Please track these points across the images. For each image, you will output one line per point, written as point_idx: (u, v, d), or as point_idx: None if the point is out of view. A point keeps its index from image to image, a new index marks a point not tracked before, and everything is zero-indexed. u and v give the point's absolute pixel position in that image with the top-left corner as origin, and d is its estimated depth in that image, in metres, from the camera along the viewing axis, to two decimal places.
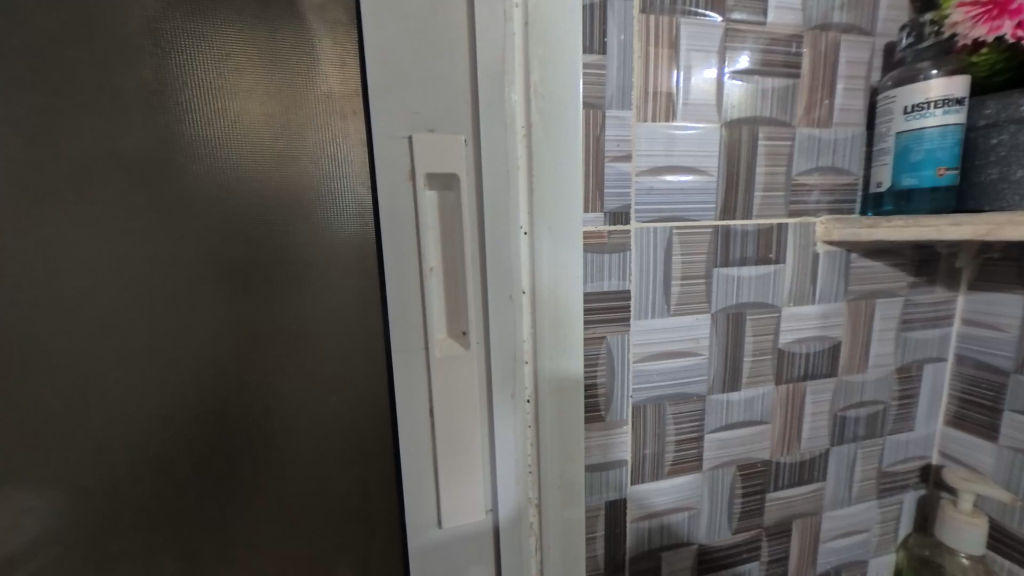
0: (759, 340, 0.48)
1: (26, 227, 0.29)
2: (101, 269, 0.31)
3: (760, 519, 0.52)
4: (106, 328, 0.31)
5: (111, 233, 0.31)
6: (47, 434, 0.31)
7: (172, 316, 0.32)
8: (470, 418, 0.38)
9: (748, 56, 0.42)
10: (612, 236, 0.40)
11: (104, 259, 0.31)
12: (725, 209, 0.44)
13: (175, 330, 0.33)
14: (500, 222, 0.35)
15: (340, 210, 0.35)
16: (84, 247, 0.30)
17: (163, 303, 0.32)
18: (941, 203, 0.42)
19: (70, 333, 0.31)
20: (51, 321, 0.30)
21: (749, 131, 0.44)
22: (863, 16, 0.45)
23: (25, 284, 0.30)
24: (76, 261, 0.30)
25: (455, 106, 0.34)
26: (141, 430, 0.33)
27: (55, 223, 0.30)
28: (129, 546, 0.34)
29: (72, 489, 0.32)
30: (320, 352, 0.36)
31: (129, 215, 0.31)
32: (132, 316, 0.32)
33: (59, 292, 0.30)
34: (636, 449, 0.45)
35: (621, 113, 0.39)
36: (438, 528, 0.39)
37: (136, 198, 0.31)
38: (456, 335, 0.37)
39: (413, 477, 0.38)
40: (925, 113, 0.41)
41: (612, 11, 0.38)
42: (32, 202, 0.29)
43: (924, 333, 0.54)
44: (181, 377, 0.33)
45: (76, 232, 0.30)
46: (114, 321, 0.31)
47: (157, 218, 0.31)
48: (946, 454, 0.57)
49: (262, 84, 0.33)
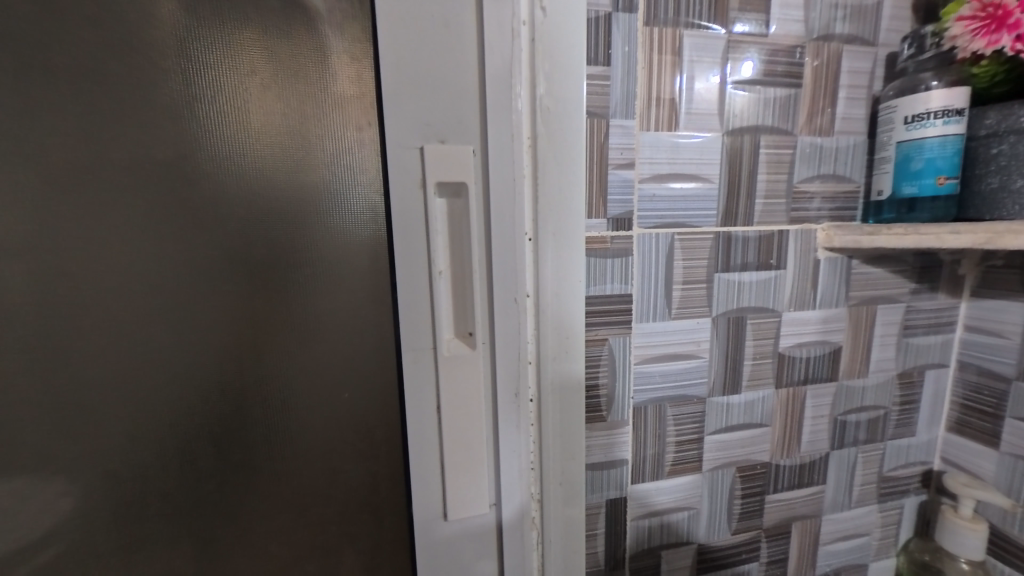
0: (760, 345, 0.48)
1: (59, 229, 0.31)
2: (128, 271, 0.33)
3: (759, 520, 0.53)
4: (130, 326, 0.33)
5: (137, 236, 0.32)
6: (80, 425, 0.33)
7: (193, 314, 0.34)
8: (476, 417, 0.39)
9: (751, 65, 0.43)
10: (614, 241, 0.42)
11: (129, 260, 0.33)
12: (727, 217, 0.45)
13: (195, 328, 0.34)
14: (506, 227, 0.36)
15: (352, 214, 0.37)
16: (112, 249, 0.32)
17: (185, 302, 0.34)
18: (941, 211, 0.43)
19: (96, 330, 0.33)
20: (79, 318, 0.32)
21: (751, 140, 0.44)
22: (865, 27, 0.45)
23: (58, 283, 0.32)
24: (103, 262, 0.32)
25: (464, 116, 0.35)
26: (166, 422, 0.35)
27: (86, 225, 0.32)
28: (152, 531, 0.36)
29: (103, 476, 0.34)
30: (334, 351, 0.38)
31: (154, 218, 0.33)
32: (157, 314, 0.34)
33: (85, 290, 0.32)
34: (638, 449, 0.46)
35: (624, 122, 0.41)
36: (444, 520, 0.40)
37: (162, 203, 0.33)
38: (462, 335, 0.38)
39: (421, 471, 0.39)
40: (926, 123, 0.41)
41: (617, 24, 0.39)
42: (64, 206, 0.31)
43: (926, 340, 0.54)
44: (202, 373, 0.35)
45: (106, 235, 0.32)
46: (140, 319, 0.33)
47: (183, 222, 0.33)
48: (947, 459, 0.58)
49: (281, 95, 0.34)
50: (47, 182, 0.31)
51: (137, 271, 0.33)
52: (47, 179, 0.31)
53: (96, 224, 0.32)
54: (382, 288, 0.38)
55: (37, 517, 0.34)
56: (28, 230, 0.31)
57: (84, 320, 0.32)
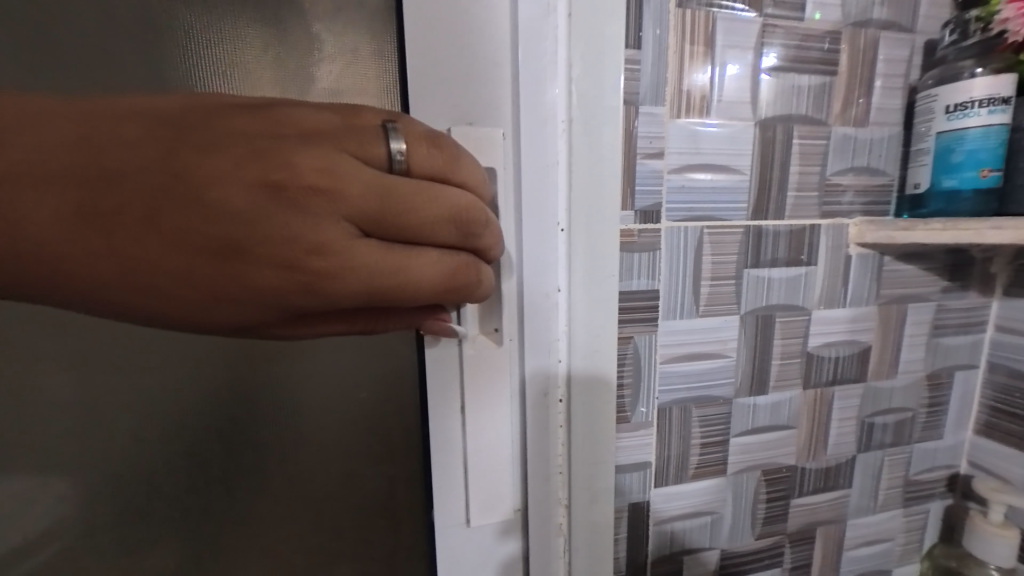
0: (788, 344, 0.47)
1: (278, 139, 0.23)
2: (263, 190, 0.23)
3: (783, 525, 0.51)
4: (361, 286, 0.24)
5: (260, 146, 0.23)
6: (81, 453, 0.38)
7: (264, 251, 0.23)
8: (499, 418, 0.37)
9: (776, 55, 0.41)
10: (642, 235, 0.40)
11: (232, 171, 0.23)
12: (757, 210, 0.43)
13: (320, 281, 0.24)
14: (539, 217, 0.34)
15: (475, 160, 0.28)
16: (207, 161, 0.23)
17: (263, 239, 0.23)
18: (982, 206, 0.41)
19: (337, 286, 0.24)
20: (302, 263, 0.23)
21: (783, 130, 0.43)
22: (904, 13, 0.43)
23: (320, 221, 0.23)
24: (174, 162, 0.22)
25: (494, 98, 0.33)
26: (166, 444, 0.39)
27: (271, 135, 0.24)
28: (150, 527, 0.40)
29: (106, 495, 0.39)
30: (422, 317, 0.31)
31: (400, 159, 0.25)
32: (215, 244, 0.23)
33: (367, 235, 0.25)
34: (661, 451, 0.44)
35: (654, 109, 0.39)
36: (466, 526, 0.38)
37: (264, 105, 0.25)
38: (488, 333, 0.36)
39: (442, 473, 0.37)
40: (968, 112, 0.40)
41: (648, 6, 0.37)
42: (277, 112, 0.24)
43: (955, 340, 0.53)
44: (274, 324, 0.25)
45: (185, 124, 0.23)
46: (195, 245, 0.23)
47: (301, 145, 0.23)
48: (974, 463, 0.56)
49: (274, 77, 0.37)
50: (316, 107, 0.25)
51: (190, 181, 0.22)
52: (310, 102, 0.25)
53: (360, 151, 0.25)
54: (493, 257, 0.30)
55: (46, 501, 0.39)
56: (318, 150, 0.23)
57: (332, 267, 0.24)
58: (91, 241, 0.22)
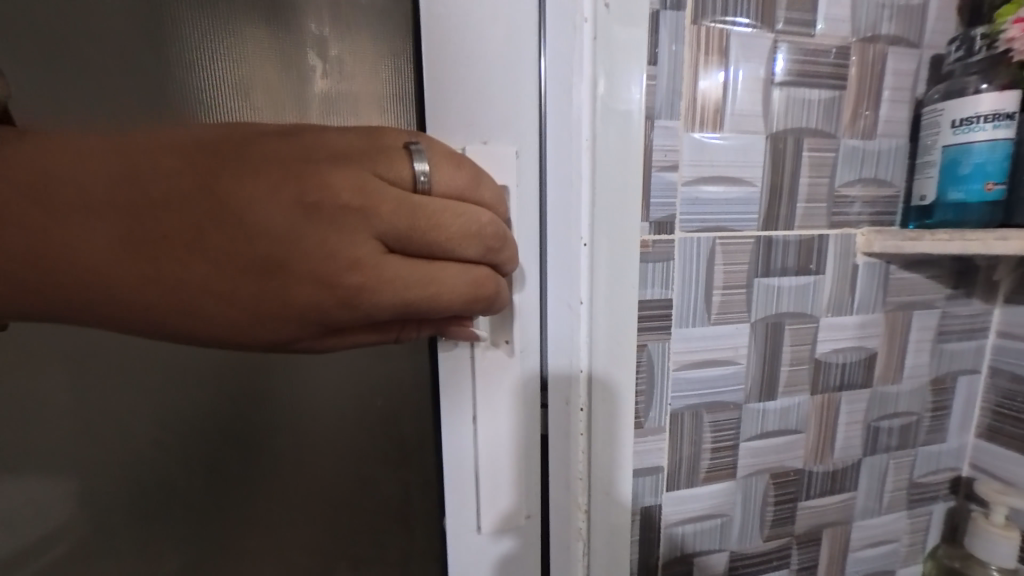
0: (797, 350, 0.48)
1: (310, 162, 0.25)
2: (300, 211, 0.24)
3: (791, 527, 0.52)
4: (392, 297, 0.26)
5: (294, 170, 0.25)
6: (98, 466, 0.39)
7: (303, 268, 0.25)
8: (509, 424, 0.39)
9: (783, 57, 0.42)
10: (656, 244, 0.41)
11: (270, 194, 0.24)
12: (768, 219, 0.44)
13: (355, 294, 0.25)
14: (565, 228, 0.36)
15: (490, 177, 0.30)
16: (246, 185, 0.24)
17: (302, 256, 0.25)
18: (987, 217, 0.42)
19: (370, 298, 0.26)
20: (336, 278, 0.25)
21: (794, 141, 0.44)
22: (912, 27, 0.44)
23: (354, 237, 0.25)
24: (215, 186, 0.24)
25: (511, 120, 0.36)
26: (181, 454, 0.40)
27: (303, 158, 0.25)
28: (164, 534, 0.41)
29: (119, 505, 0.40)
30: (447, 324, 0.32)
31: (424, 179, 0.27)
32: (257, 263, 0.25)
33: (396, 250, 0.27)
34: (673, 454, 0.45)
35: (669, 123, 0.40)
36: (479, 531, 0.41)
37: (295, 130, 0.26)
38: (500, 343, 0.38)
39: (455, 478, 0.40)
40: (974, 127, 0.41)
41: (665, 22, 0.38)
42: (306, 136, 0.26)
43: (959, 345, 0.54)
44: (307, 339, 0.27)
45: (219, 149, 0.25)
46: (238, 264, 0.24)
47: (332, 167, 0.25)
48: (978, 466, 0.57)
49: (282, 74, 0.39)
50: (343, 131, 0.27)
51: (232, 204, 0.24)
52: (336, 128, 0.27)
53: (386, 172, 0.27)
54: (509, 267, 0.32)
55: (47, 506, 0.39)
56: (348, 172, 0.25)
57: (366, 280, 0.25)
58: (138, 263, 0.24)
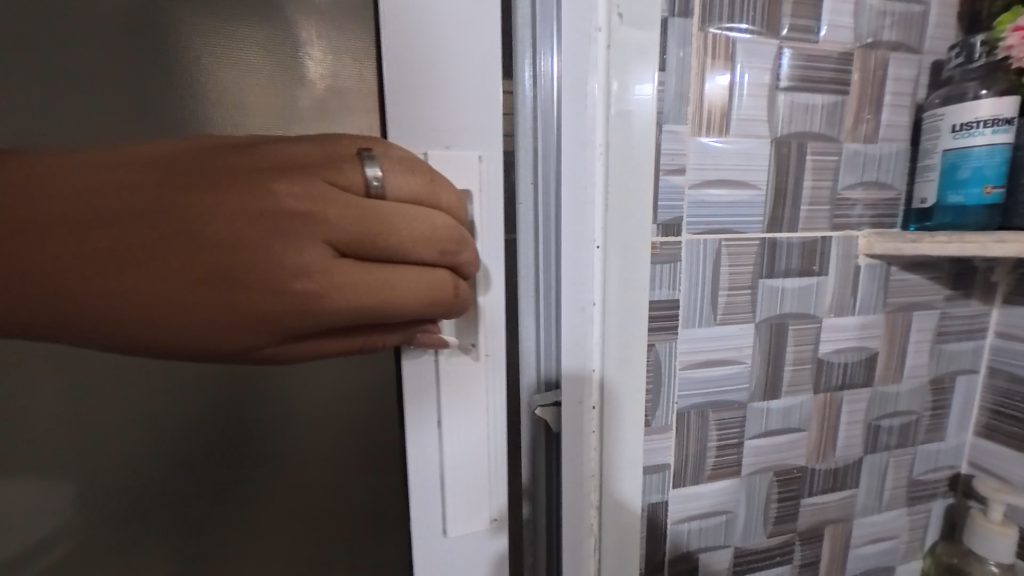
0: (800, 350, 0.49)
1: (261, 172, 0.25)
2: (250, 221, 0.25)
3: (793, 524, 0.53)
4: (344, 303, 0.26)
5: (245, 181, 0.25)
6: None
7: (252, 277, 0.25)
8: (476, 427, 0.39)
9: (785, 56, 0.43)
10: (663, 246, 0.42)
11: (220, 205, 0.25)
12: (772, 222, 0.45)
13: (305, 301, 0.26)
14: (578, 232, 0.36)
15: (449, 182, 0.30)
16: (197, 196, 0.25)
17: (252, 265, 0.25)
18: (987, 220, 0.43)
19: (322, 305, 0.26)
20: (288, 284, 0.25)
21: (797, 145, 0.45)
22: (912, 34, 0.45)
23: (305, 244, 0.25)
24: (167, 199, 0.24)
25: (474, 125, 0.35)
26: None
27: (255, 169, 0.26)
28: None
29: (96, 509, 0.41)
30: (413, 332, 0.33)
31: (376, 184, 0.27)
32: (207, 273, 0.25)
33: (349, 257, 0.27)
34: (679, 452, 0.46)
35: (676, 128, 0.40)
36: (444, 535, 0.39)
37: (250, 143, 0.27)
38: (466, 346, 0.37)
39: (420, 481, 0.39)
40: (973, 131, 0.42)
41: (672, 29, 0.39)
42: (260, 147, 0.26)
43: (957, 346, 0.55)
44: (265, 347, 0.27)
45: (173, 164, 0.25)
46: (189, 274, 0.25)
47: (281, 176, 0.25)
48: (976, 464, 0.58)
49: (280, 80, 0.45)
50: (297, 141, 0.27)
51: (183, 216, 0.24)
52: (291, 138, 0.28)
53: (338, 179, 0.26)
54: (473, 269, 0.31)
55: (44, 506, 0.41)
56: (299, 180, 0.26)
57: (316, 287, 0.26)
58: (92, 276, 0.24)
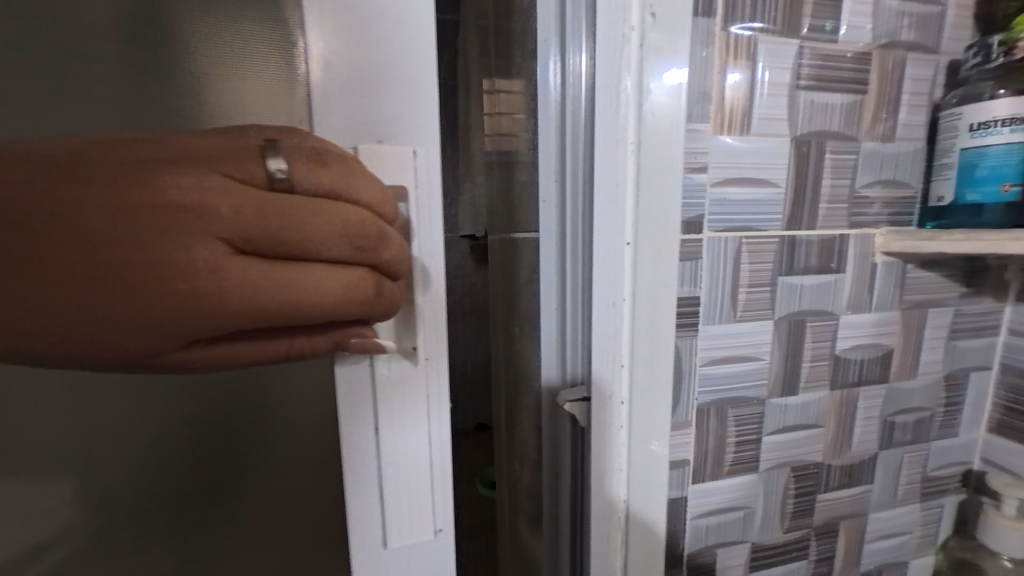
0: (817, 347, 0.49)
1: (146, 167, 0.24)
2: (133, 219, 0.24)
3: (809, 519, 0.53)
4: (237, 304, 0.25)
5: (130, 177, 0.24)
6: None
7: (136, 277, 0.24)
8: (414, 436, 0.37)
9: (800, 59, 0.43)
10: (685, 244, 0.42)
11: (102, 203, 0.24)
12: (792, 219, 0.45)
13: (191, 302, 0.25)
14: (608, 228, 0.37)
15: (372, 176, 0.29)
16: (76, 195, 0.24)
17: (132, 266, 0.24)
18: (1004, 218, 0.43)
19: (210, 306, 0.25)
20: (164, 285, 0.24)
21: (816, 144, 0.45)
22: (929, 35, 0.46)
23: (190, 242, 0.24)
24: (48, 198, 0.23)
25: (414, 117, 0.33)
26: None
27: (139, 163, 0.24)
28: None
29: None
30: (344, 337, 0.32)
31: (280, 176, 0.26)
32: (84, 275, 0.24)
33: (242, 254, 0.25)
34: (699, 447, 0.47)
35: (698, 126, 0.41)
36: (383, 547, 0.38)
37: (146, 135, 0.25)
38: (405, 351, 0.36)
39: (356, 493, 0.36)
40: (991, 130, 0.42)
41: (696, 28, 0.39)
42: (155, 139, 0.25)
43: (971, 343, 0.55)
44: (166, 352, 0.26)
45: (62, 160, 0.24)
46: (68, 277, 0.24)
47: (172, 172, 0.24)
48: (988, 460, 0.59)
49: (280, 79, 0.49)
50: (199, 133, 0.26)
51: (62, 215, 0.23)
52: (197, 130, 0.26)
53: (235, 172, 0.25)
54: (398, 267, 0.30)
55: None
56: (190, 175, 0.24)
57: (198, 287, 0.24)
58: None
